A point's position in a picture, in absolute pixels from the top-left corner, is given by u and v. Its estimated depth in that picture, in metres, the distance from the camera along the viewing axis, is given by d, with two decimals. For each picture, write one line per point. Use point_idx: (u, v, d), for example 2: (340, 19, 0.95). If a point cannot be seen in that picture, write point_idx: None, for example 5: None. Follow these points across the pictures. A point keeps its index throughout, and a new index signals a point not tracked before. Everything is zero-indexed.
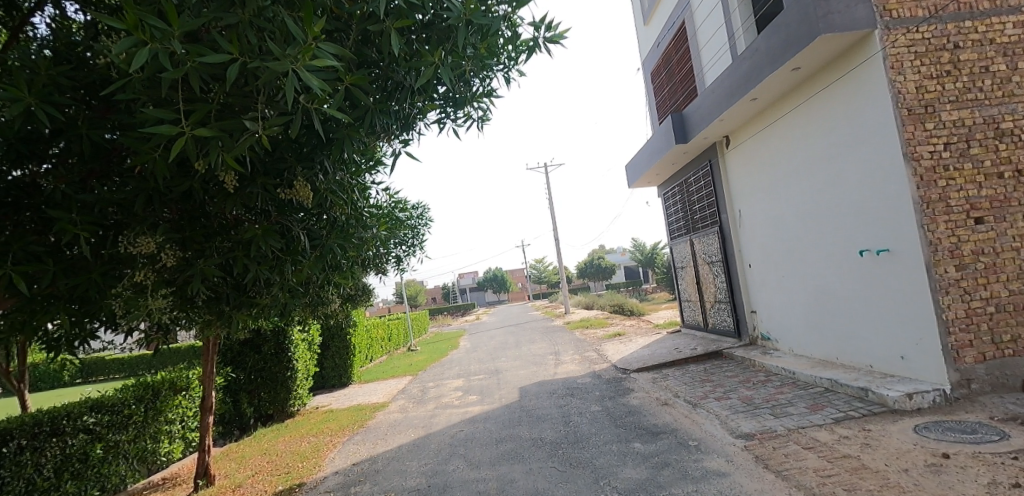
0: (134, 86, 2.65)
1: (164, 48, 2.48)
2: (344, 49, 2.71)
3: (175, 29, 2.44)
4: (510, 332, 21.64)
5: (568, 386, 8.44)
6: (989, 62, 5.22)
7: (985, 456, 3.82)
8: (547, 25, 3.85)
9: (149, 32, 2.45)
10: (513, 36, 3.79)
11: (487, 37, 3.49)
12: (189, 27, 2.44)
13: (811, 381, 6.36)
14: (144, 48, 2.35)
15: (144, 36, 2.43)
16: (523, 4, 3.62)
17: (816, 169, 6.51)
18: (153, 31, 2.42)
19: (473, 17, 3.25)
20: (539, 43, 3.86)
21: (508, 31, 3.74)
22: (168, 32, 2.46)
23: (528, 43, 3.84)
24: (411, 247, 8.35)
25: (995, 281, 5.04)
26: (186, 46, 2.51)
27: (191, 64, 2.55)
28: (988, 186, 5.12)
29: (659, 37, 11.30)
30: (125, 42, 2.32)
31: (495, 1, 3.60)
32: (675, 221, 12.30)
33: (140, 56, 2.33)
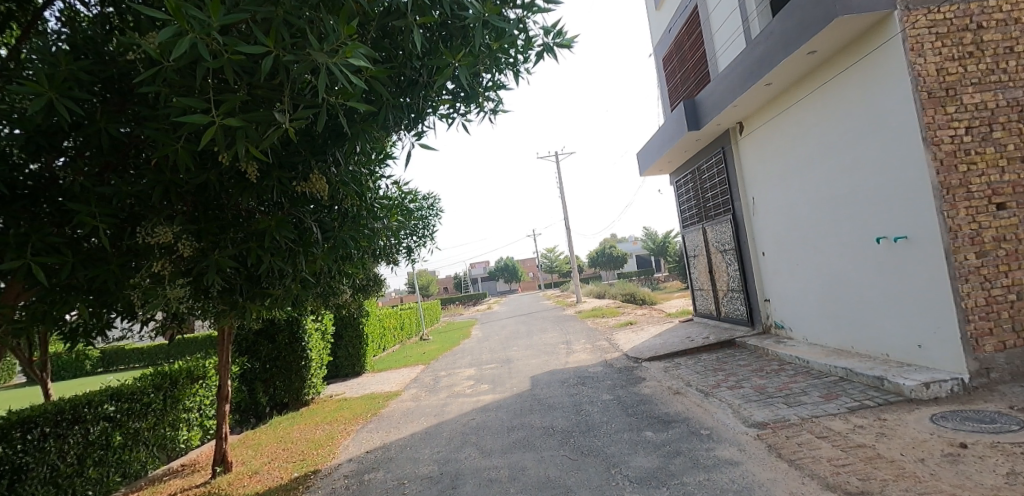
0: (163, 77, 2.66)
1: (203, 38, 2.47)
2: (376, 51, 2.74)
3: (214, 21, 2.42)
4: (521, 322, 21.65)
5: (579, 374, 8.45)
6: (1013, 43, 5.06)
7: (1003, 445, 3.76)
8: (558, 29, 3.90)
9: (189, 22, 2.43)
10: (525, 36, 3.79)
11: (501, 37, 3.47)
12: (228, 21, 2.41)
13: (825, 370, 6.30)
14: (185, 37, 2.34)
15: (184, 25, 2.41)
16: (537, 9, 3.69)
17: (832, 155, 6.39)
18: (193, 21, 2.40)
19: (491, 17, 3.27)
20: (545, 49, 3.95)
21: (522, 30, 3.74)
22: (208, 24, 2.45)
23: (539, 46, 3.86)
24: (422, 237, 8.36)
25: (1016, 268, 4.93)
26: (224, 39, 2.50)
27: (227, 56, 2.55)
28: (1011, 171, 4.99)
29: (671, 22, 11.11)
30: (166, 31, 2.31)
31: (511, 5, 3.63)
32: (687, 209, 12.19)
33: (181, 47, 2.32)
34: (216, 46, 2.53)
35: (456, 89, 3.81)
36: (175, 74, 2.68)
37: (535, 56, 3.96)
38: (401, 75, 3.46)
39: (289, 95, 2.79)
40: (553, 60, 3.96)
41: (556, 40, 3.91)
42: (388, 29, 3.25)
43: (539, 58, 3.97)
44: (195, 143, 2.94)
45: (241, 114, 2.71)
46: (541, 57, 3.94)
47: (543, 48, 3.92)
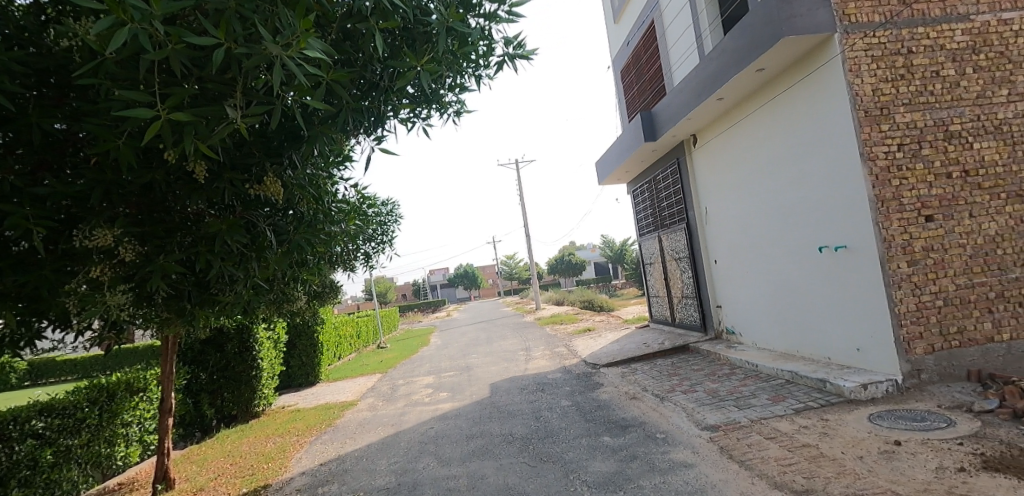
0: (103, 69, 2.53)
1: (145, 28, 2.36)
2: (333, 46, 2.67)
3: (156, 11, 2.31)
4: (481, 329, 21.56)
5: (538, 381, 8.49)
6: (939, 68, 5.44)
7: (932, 442, 4.02)
8: (519, 40, 3.97)
9: (130, 11, 2.31)
10: (487, 44, 3.82)
11: (463, 43, 3.48)
12: (172, 9, 2.31)
13: (773, 373, 6.57)
14: (125, 28, 2.23)
15: (123, 15, 2.29)
16: (499, 19, 3.74)
17: (779, 167, 6.71)
18: (133, 10, 2.29)
19: (454, 24, 3.28)
20: (505, 59, 4.00)
21: (484, 37, 3.77)
22: (149, 13, 2.34)
23: (499, 55, 3.90)
24: (380, 243, 8.22)
25: (943, 276, 5.27)
26: (168, 29, 2.39)
27: (172, 47, 2.44)
28: (938, 186, 5.35)
29: (629, 35, 11.42)
30: (104, 21, 2.19)
31: (473, 13, 3.67)
32: (643, 218, 12.50)
33: (121, 38, 2.20)
34: (159, 37, 2.43)
35: (417, 94, 3.79)
36: (117, 66, 2.55)
37: (495, 66, 4.01)
38: (362, 78, 3.42)
39: (242, 91, 2.70)
40: (514, 70, 4.02)
41: (516, 50, 3.96)
42: (350, 31, 3.23)
43: (500, 67, 4.02)
44: (139, 139, 2.81)
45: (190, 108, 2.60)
46: (502, 67, 3.99)
47: (504, 57, 3.97)
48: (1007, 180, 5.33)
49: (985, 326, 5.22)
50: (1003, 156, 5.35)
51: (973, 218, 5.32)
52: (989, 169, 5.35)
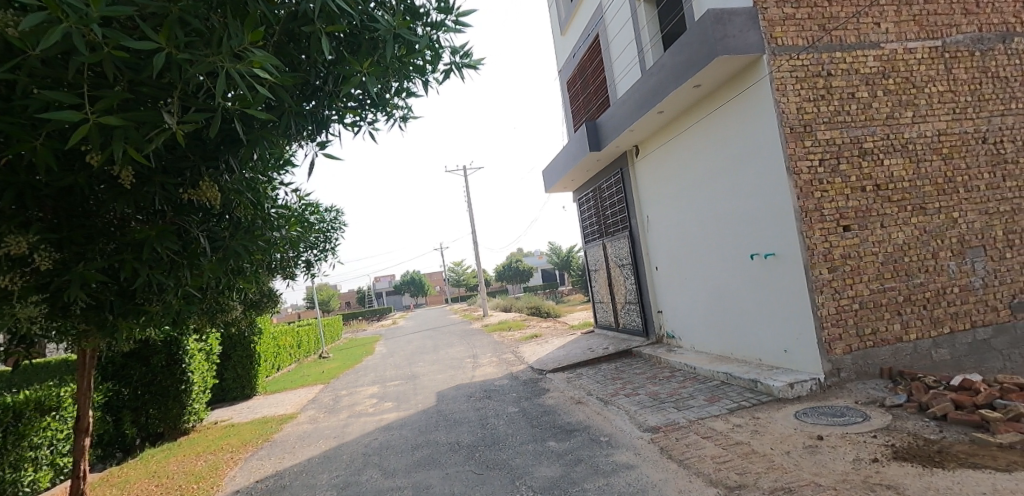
0: (23, 66, 2.35)
1: (79, 29, 2.22)
2: (282, 62, 2.63)
3: (94, 12, 2.19)
4: (427, 336, 21.23)
5: (485, 388, 8.48)
6: (854, 90, 5.92)
7: (850, 435, 4.34)
8: (466, 51, 4.00)
9: (64, 10, 2.17)
10: (434, 53, 3.83)
11: (411, 53, 3.48)
12: (112, 13, 2.19)
13: (710, 375, 6.88)
14: (60, 29, 2.09)
15: (58, 16, 2.16)
16: (446, 28, 3.75)
17: (714, 178, 7.07)
18: (68, 10, 2.16)
19: (402, 32, 3.28)
20: (451, 68, 4.01)
21: (432, 46, 3.78)
22: (86, 15, 2.21)
23: (446, 63, 3.91)
24: (323, 250, 7.99)
25: (859, 281, 5.71)
26: (105, 31, 2.27)
27: (109, 50, 2.32)
28: (854, 198, 5.80)
29: (575, 48, 11.71)
30: (35, 20, 2.05)
31: (420, 22, 3.67)
32: (589, 226, 12.78)
33: (54, 40, 2.07)
34: (95, 39, 2.30)
35: (363, 99, 3.74)
36: (39, 62, 2.37)
37: (441, 75, 4.02)
38: (305, 82, 3.36)
39: (178, 97, 2.58)
40: (461, 78, 4.04)
41: (463, 60, 3.98)
42: (294, 35, 3.16)
43: (447, 75, 4.02)
44: (60, 140, 2.61)
45: (121, 112, 2.45)
46: (448, 75, 4.00)
47: (450, 65, 3.98)
48: (912, 193, 5.86)
49: (895, 327, 5.69)
50: (909, 172, 5.88)
51: (885, 228, 5.80)
52: (897, 183, 5.85)
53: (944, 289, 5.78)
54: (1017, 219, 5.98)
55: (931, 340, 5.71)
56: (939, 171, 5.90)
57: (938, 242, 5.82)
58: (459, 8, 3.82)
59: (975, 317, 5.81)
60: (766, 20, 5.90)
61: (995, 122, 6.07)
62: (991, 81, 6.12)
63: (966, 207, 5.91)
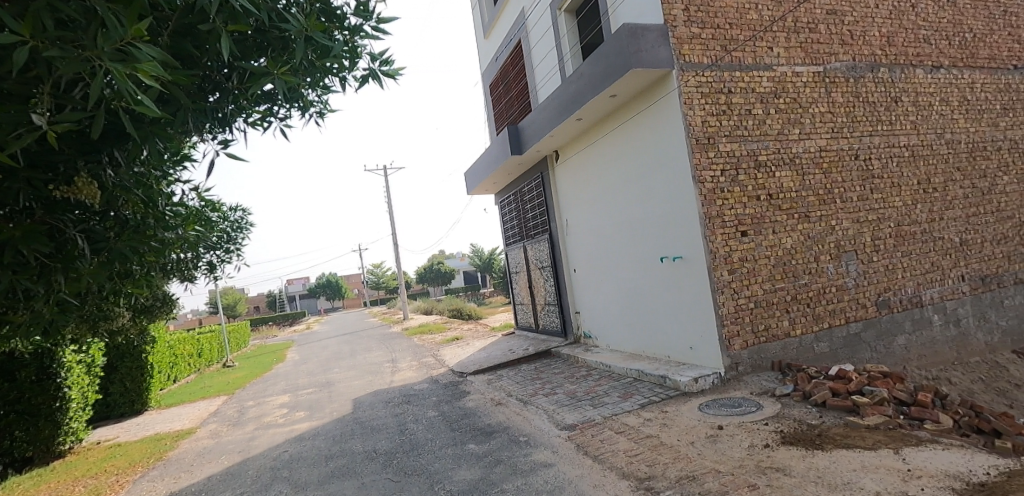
0: None
1: None
2: (173, 57, 2.41)
3: None
4: (343, 342, 20.41)
5: (405, 393, 8.30)
6: (751, 107, 6.46)
7: (747, 424, 4.72)
8: (385, 58, 4.12)
9: None
10: (352, 58, 3.76)
11: (324, 56, 3.43)
12: None
13: (623, 373, 7.19)
14: None
15: None
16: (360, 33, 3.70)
17: (628, 185, 7.41)
18: None
19: (315, 35, 3.17)
20: (370, 73, 4.09)
21: (349, 50, 3.68)
22: None
23: (364, 70, 3.99)
24: (228, 251, 7.46)
25: (754, 282, 6.22)
26: None
27: None
28: (751, 206, 6.32)
29: (497, 52, 11.82)
30: None
31: (335, 25, 3.57)
32: (510, 228, 12.93)
33: None
34: None
35: (272, 97, 3.62)
36: None
37: (360, 79, 4.06)
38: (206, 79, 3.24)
39: (51, 92, 2.35)
40: (379, 85, 4.13)
41: (381, 66, 4.11)
42: (193, 29, 2.99)
43: (364, 81, 4.10)
44: None
45: None
46: (366, 80, 4.07)
47: (369, 71, 4.07)
48: (798, 203, 6.48)
49: (784, 324, 6.26)
50: (796, 184, 6.50)
51: (776, 234, 6.37)
52: (787, 193, 6.46)
53: (824, 289, 6.46)
54: (882, 227, 6.81)
55: (814, 335, 6.35)
56: (820, 183, 6.59)
57: (820, 247, 6.49)
58: (379, 15, 3.84)
59: (849, 313, 6.53)
60: (675, 37, 6.28)
61: (865, 142, 6.88)
62: (862, 105, 6.93)
63: (842, 216, 6.64)
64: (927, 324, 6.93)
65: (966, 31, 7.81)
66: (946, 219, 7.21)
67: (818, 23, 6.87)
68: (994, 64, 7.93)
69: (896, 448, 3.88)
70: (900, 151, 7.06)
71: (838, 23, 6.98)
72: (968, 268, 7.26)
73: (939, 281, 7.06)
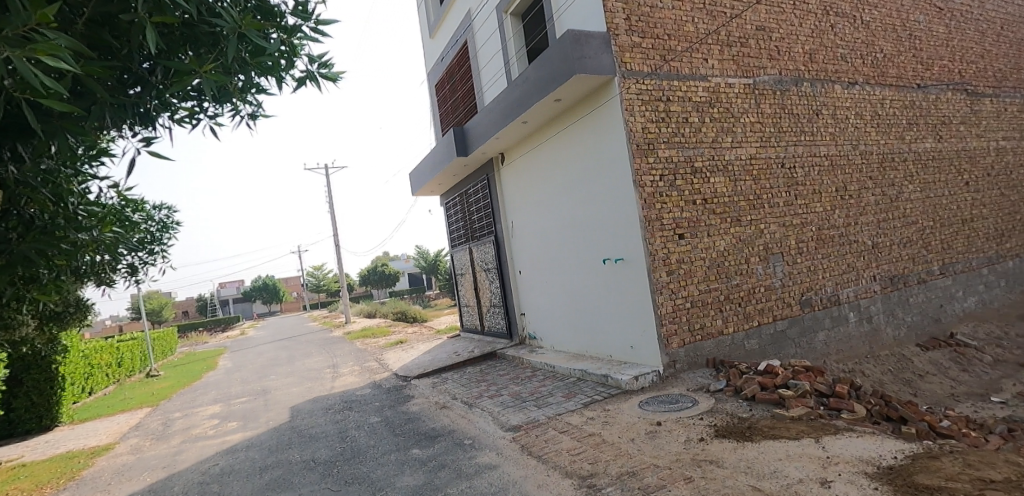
0: None
1: None
2: (83, 46, 2.31)
3: None
4: (280, 347, 19.57)
5: (346, 399, 8.07)
6: (687, 115, 6.74)
7: (683, 419, 4.91)
8: (323, 61, 4.13)
9: None
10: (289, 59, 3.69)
11: (259, 55, 3.31)
12: None
13: (567, 373, 7.31)
14: None
15: None
16: (297, 32, 3.56)
17: (572, 188, 7.55)
18: None
19: (249, 33, 3.05)
20: (308, 76, 4.09)
21: (284, 49, 3.56)
22: None
23: (301, 73, 4.01)
24: (152, 253, 6.98)
25: (690, 283, 6.49)
26: None
27: None
28: (687, 210, 6.59)
29: (443, 52, 11.74)
30: None
31: (271, 24, 3.44)
32: (455, 230, 12.86)
33: None
34: None
35: (201, 94, 3.49)
36: None
37: (296, 81, 4.06)
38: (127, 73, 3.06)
39: None
40: (316, 88, 4.13)
41: (319, 70, 4.11)
42: (112, 19, 2.84)
43: (302, 84, 4.10)
44: None
45: None
46: (303, 83, 4.08)
47: (307, 75, 4.07)
48: (730, 207, 6.82)
49: (718, 323, 6.57)
50: (728, 189, 6.85)
51: (710, 237, 6.68)
52: (720, 198, 6.78)
53: (753, 289, 6.83)
54: (805, 231, 7.29)
55: (744, 333, 6.70)
56: (750, 189, 6.97)
57: (750, 249, 6.86)
58: (318, 18, 3.83)
59: (776, 312, 6.94)
60: (617, 45, 6.46)
61: (790, 151, 7.35)
62: (787, 116, 7.40)
63: (769, 220, 7.05)
64: (844, 321, 7.47)
65: (877, 51, 8.50)
66: (860, 224, 7.81)
67: (749, 38, 7.27)
68: (901, 82, 8.68)
69: (817, 437, 4.16)
70: (820, 160, 7.58)
71: (766, 39, 7.41)
72: (879, 269, 7.89)
73: (854, 281, 7.64)
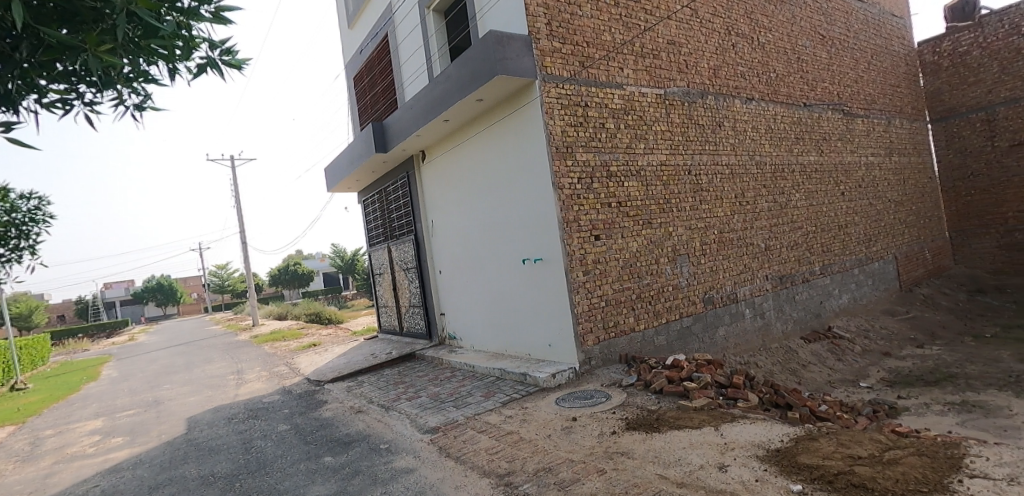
0: None
1: None
2: None
3: None
4: (176, 353, 17.99)
5: (251, 407, 7.56)
6: (604, 121, 7.00)
7: (597, 414, 5.10)
8: (226, 47, 3.81)
9: None
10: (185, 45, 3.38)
11: (151, 37, 3.04)
12: None
13: (486, 372, 7.34)
14: None
15: None
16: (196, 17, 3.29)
17: (493, 189, 7.59)
18: None
19: (141, 12, 2.82)
20: (208, 63, 3.74)
21: (180, 34, 3.28)
22: None
23: (200, 58, 3.66)
24: (15, 249, 6.14)
25: (605, 283, 6.75)
26: None
27: None
28: (603, 212, 6.85)
29: (362, 44, 11.36)
30: None
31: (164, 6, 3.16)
32: (373, 228, 12.47)
33: None
34: None
35: (77, 76, 3.13)
36: None
37: (196, 67, 3.69)
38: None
39: None
40: (218, 76, 3.79)
41: (222, 56, 3.78)
42: None
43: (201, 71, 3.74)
44: None
45: None
46: (203, 70, 3.73)
47: (207, 60, 3.72)
48: (642, 210, 7.18)
49: (630, 320, 6.90)
50: (641, 193, 7.20)
51: (624, 239, 6.99)
52: (633, 202, 7.11)
53: (662, 288, 7.24)
54: (708, 233, 7.83)
55: (654, 329, 7.08)
56: (660, 194, 7.38)
57: (659, 251, 7.26)
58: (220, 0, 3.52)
59: (682, 309, 7.40)
60: (538, 49, 6.58)
61: (696, 159, 7.86)
62: (693, 126, 7.91)
63: (677, 223, 7.50)
64: (741, 317, 8.12)
65: (771, 71, 9.31)
66: (755, 228, 8.52)
67: (661, 51, 7.69)
68: (790, 100, 9.57)
69: (716, 425, 4.48)
70: (722, 169, 8.18)
71: (676, 53, 7.88)
72: (771, 270, 8.66)
73: (750, 280, 8.32)
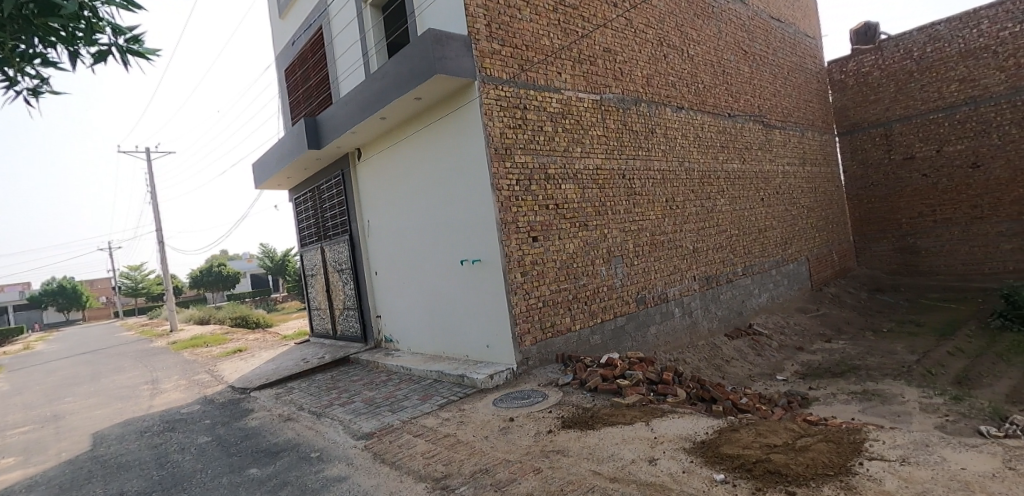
0: None
1: None
2: None
3: None
4: (81, 362, 16.46)
5: (167, 419, 7.04)
6: (542, 124, 7.10)
7: (534, 413, 5.16)
8: (134, 34, 3.52)
9: None
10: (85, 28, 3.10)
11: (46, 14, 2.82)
12: None
13: (423, 375, 7.24)
14: None
15: None
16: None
17: (430, 189, 7.50)
18: None
19: None
20: (111, 50, 3.43)
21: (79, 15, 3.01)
22: None
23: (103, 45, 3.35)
24: None
25: (543, 283, 6.84)
26: None
27: None
28: (541, 214, 6.94)
29: (294, 36, 10.90)
30: None
31: None
32: (305, 228, 12.00)
33: None
34: None
35: None
36: None
37: (96, 54, 3.38)
38: None
39: None
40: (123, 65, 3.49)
41: (129, 44, 3.49)
42: None
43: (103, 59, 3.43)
44: None
45: None
46: (105, 58, 3.42)
47: (110, 47, 3.41)
48: (579, 213, 7.34)
49: (566, 320, 7.03)
50: (577, 196, 7.36)
51: (561, 240, 7.11)
52: (570, 204, 7.26)
53: (597, 289, 7.43)
54: (641, 236, 8.13)
55: (589, 329, 7.25)
56: (596, 197, 7.57)
57: (595, 252, 7.45)
58: None
59: (616, 309, 7.63)
60: (478, 50, 6.57)
61: (630, 164, 8.14)
62: (627, 132, 8.19)
63: (612, 225, 7.73)
64: (671, 316, 8.48)
65: (699, 82, 9.81)
66: (684, 231, 8.93)
67: (597, 58, 7.90)
68: (716, 110, 10.12)
69: (647, 420, 4.66)
70: (654, 174, 8.52)
71: (611, 61, 8.12)
72: (698, 271, 9.11)
73: (679, 281, 8.71)
